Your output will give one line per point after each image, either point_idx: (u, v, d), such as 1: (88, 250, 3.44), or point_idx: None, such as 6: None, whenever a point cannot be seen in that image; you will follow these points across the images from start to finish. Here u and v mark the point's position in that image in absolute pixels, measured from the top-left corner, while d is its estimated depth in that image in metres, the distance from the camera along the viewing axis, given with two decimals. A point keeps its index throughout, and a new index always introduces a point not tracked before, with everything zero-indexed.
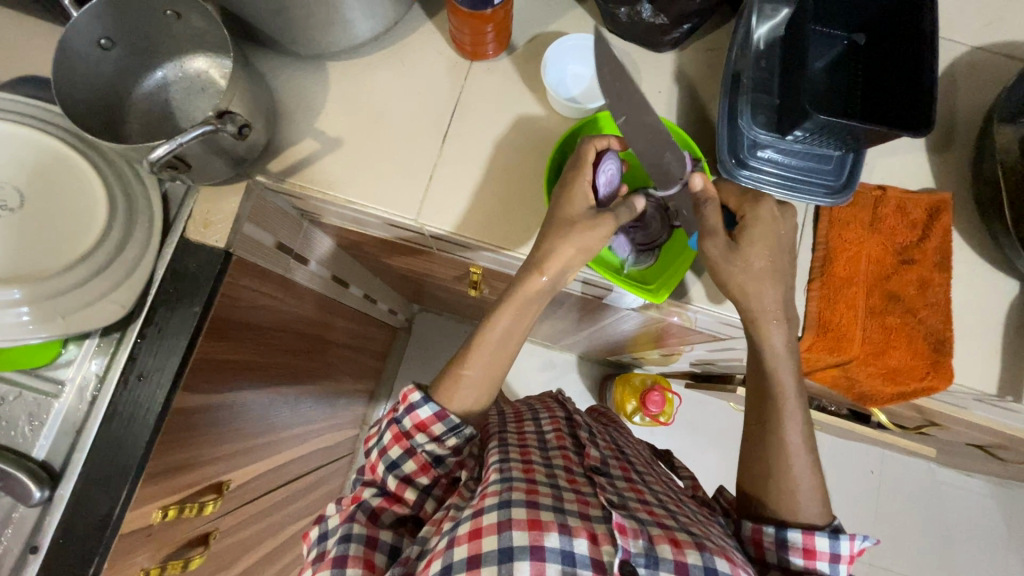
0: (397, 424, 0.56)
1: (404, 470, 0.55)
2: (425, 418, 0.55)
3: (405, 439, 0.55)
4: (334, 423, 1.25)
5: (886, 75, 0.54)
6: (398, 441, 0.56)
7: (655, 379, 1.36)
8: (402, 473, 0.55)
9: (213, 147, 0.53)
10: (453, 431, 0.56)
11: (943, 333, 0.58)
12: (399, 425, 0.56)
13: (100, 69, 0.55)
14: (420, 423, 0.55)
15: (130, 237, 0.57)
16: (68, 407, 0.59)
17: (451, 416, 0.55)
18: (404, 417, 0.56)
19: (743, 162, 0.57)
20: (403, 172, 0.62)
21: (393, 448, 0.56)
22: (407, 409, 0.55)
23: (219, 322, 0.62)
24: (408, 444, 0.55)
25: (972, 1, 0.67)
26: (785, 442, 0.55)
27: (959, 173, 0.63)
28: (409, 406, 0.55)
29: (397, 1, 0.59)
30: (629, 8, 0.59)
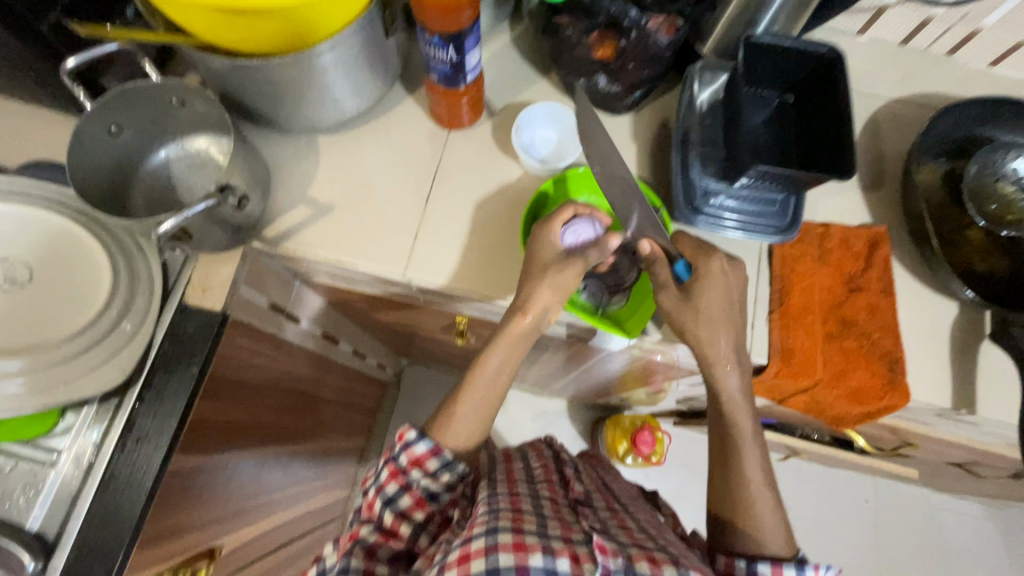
0: (393, 461, 0.58)
1: (399, 506, 0.57)
2: (421, 454, 0.58)
3: (401, 475, 0.58)
4: (324, 483, 1.23)
5: (814, 128, 0.61)
6: (395, 477, 0.58)
7: (644, 419, 1.37)
8: (398, 509, 0.57)
9: (214, 218, 0.57)
10: (447, 467, 0.59)
11: (895, 353, 0.63)
12: (395, 462, 0.59)
13: (109, 152, 0.60)
14: (416, 459, 0.58)
15: (131, 305, 0.60)
16: (64, 476, 0.59)
17: (445, 452, 0.58)
18: (400, 454, 0.58)
19: (698, 208, 0.63)
20: (391, 231, 0.67)
21: (389, 484, 0.58)
22: (404, 446, 0.58)
23: (215, 382, 0.65)
24: (404, 481, 0.58)
25: (885, 62, 0.77)
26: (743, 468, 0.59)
27: (892, 209, 0.71)
28: (406, 443, 0.58)
29: (380, 80, 0.66)
30: (587, 80, 0.68)
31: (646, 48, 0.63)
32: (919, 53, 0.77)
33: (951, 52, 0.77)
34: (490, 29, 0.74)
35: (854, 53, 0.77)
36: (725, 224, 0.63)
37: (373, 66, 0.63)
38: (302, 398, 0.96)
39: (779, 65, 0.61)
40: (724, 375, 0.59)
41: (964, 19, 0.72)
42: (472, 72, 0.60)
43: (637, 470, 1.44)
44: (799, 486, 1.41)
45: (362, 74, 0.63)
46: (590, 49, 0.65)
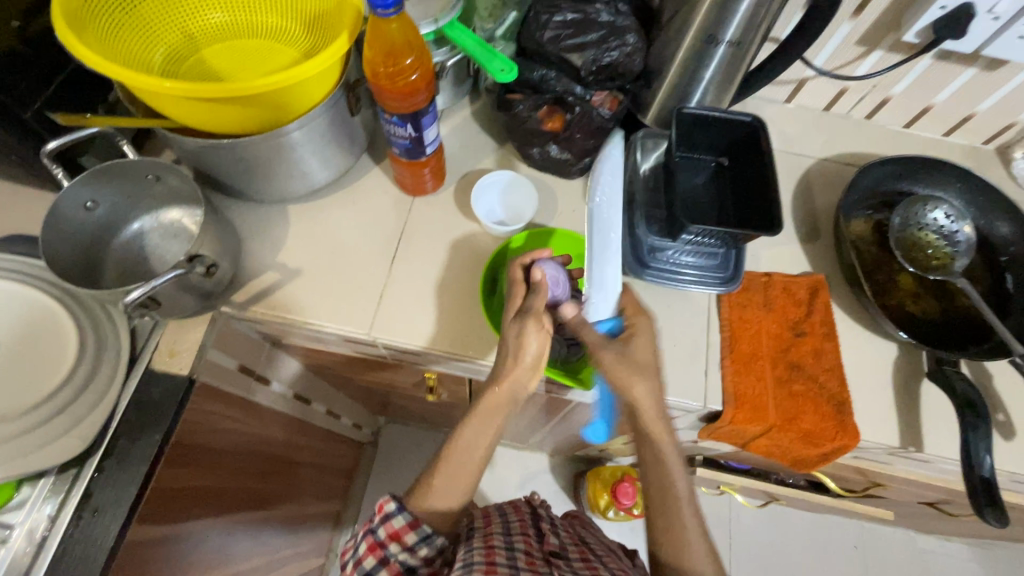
0: (372, 535, 0.59)
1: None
2: (399, 528, 0.59)
3: (379, 549, 0.59)
4: (297, 552, 1.18)
5: (745, 188, 0.67)
6: (373, 551, 0.59)
7: (625, 470, 1.36)
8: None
9: (183, 286, 0.60)
10: (425, 540, 0.60)
11: (841, 395, 0.67)
12: (374, 535, 0.59)
13: (84, 226, 0.63)
14: (394, 534, 0.59)
15: (96, 374, 0.61)
16: (14, 553, 0.57)
17: (423, 525, 0.60)
18: (378, 528, 0.59)
19: (645, 263, 0.68)
20: (358, 293, 0.70)
21: (368, 558, 0.59)
22: (383, 519, 0.60)
23: (180, 448, 0.65)
24: (382, 555, 0.58)
25: (812, 127, 0.85)
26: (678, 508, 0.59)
27: (828, 258, 0.76)
28: (384, 515, 0.60)
29: (347, 153, 0.71)
30: (540, 149, 0.74)
31: (591, 120, 0.70)
32: (842, 117, 0.86)
33: (869, 116, 0.86)
34: (451, 105, 0.81)
35: (783, 120, 0.86)
36: (672, 277, 0.68)
37: (341, 141, 0.68)
38: (274, 462, 0.95)
39: (710, 132, 0.68)
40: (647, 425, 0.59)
41: (875, 89, 0.81)
42: (432, 144, 0.66)
43: (621, 524, 1.41)
44: (785, 534, 1.39)
45: (330, 149, 0.68)
46: (540, 122, 0.71)
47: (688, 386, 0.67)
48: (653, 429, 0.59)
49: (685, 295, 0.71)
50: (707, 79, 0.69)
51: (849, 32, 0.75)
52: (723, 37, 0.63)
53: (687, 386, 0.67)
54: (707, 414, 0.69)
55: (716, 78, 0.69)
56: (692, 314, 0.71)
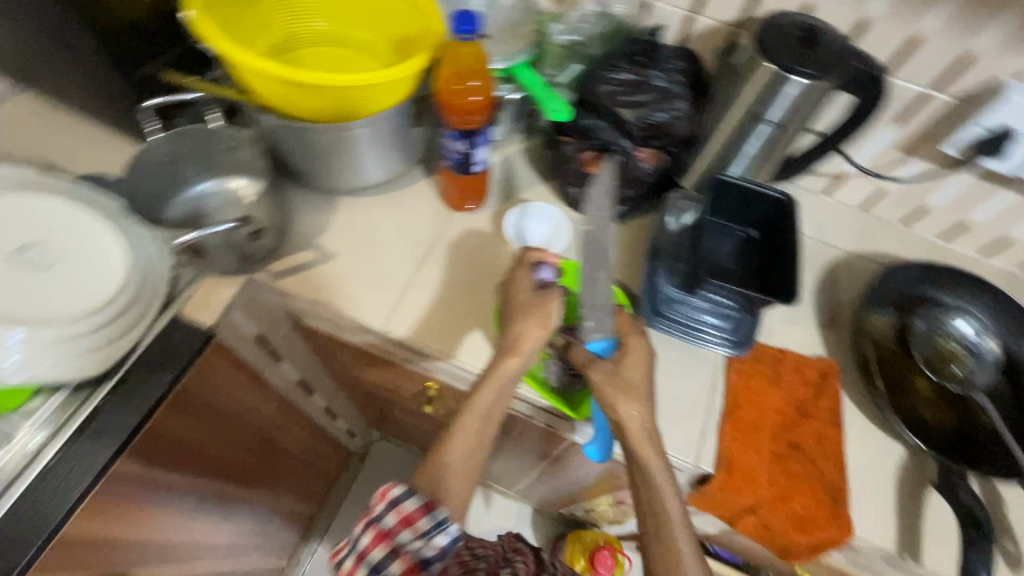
0: (377, 524, 0.55)
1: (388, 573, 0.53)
2: (411, 511, 0.55)
3: (389, 537, 0.54)
4: (261, 544, 1.16)
5: (768, 260, 0.69)
6: (379, 541, 0.54)
7: (606, 539, 1.30)
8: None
9: (229, 241, 0.66)
10: (440, 527, 0.55)
11: (840, 485, 0.64)
12: (380, 524, 0.55)
13: (158, 176, 0.70)
14: (404, 519, 0.55)
15: (132, 306, 0.63)
16: (9, 458, 0.59)
17: (438, 510, 0.56)
18: (386, 515, 0.55)
19: (659, 313, 0.69)
20: (382, 287, 0.73)
21: (375, 549, 0.54)
22: (390, 505, 0.56)
23: (184, 395, 0.68)
24: (392, 543, 0.54)
25: (845, 221, 0.87)
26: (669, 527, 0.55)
27: (844, 347, 0.76)
28: (390, 501, 0.56)
29: (402, 159, 0.77)
30: (578, 190, 0.79)
31: (631, 170, 0.74)
32: (877, 218, 0.88)
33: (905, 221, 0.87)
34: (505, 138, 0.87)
35: (817, 209, 0.88)
36: (682, 329, 0.69)
37: (399, 147, 0.74)
38: (263, 442, 0.96)
39: (741, 202, 0.71)
40: (631, 426, 0.57)
41: (913, 196, 0.83)
42: (481, 164, 0.70)
43: None
44: None
45: (386, 151, 0.73)
46: (583, 164, 0.75)
47: (680, 442, 0.66)
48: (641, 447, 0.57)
49: (692, 353, 0.72)
50: (746, 154, 0.73)
51: (891, 137, 0.78)
52: (766, 116, 0.67)
53: (680, 443, 0.67)
54: (698, 477, 0.67)
55: (754, 153, 0.73)
56: (696, 372, 0.71)
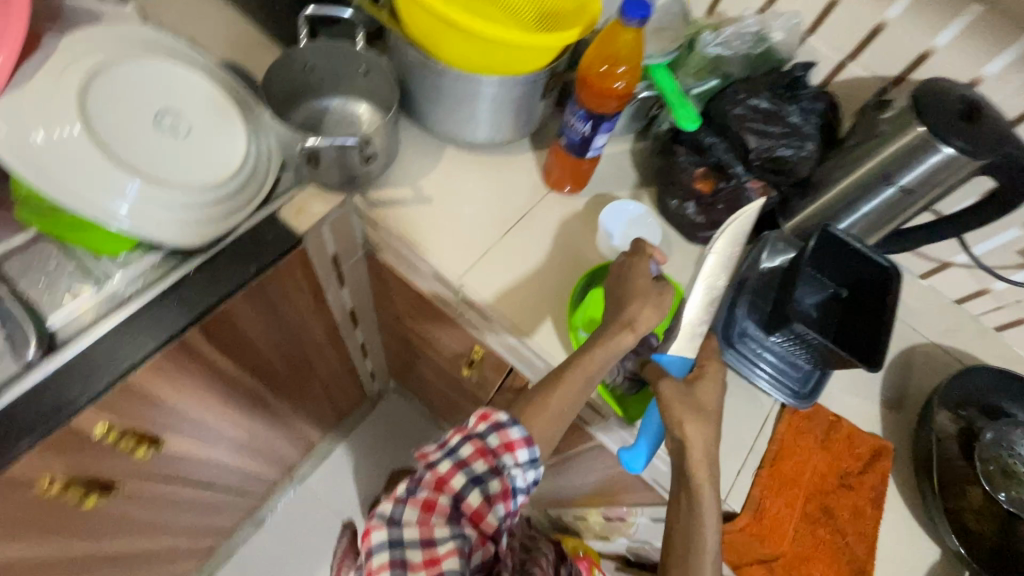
0: (480, 440, 0.52)
1: (485, 490, 0.51)
2: (516, 440, 0.53)
3: (491, 456, 0.52)
4: (270, 452, 1.20)
5: (855, 323, 0.68)
6: (484, 456, 0.52)
7: (587, 550, 1.30)
8: (484, 492, 0.51)
9: (341, 159, 0.68)
10: (531, 464, 0.54)
11: (864, 565, 0.63)
12: (483, 441, 0.52)
13: (293, 81, 0.73)
14: (508, 444, 0.53)
15: (240, 193, 0.67)
16: (100, 299, 0.64)
17: (535, 446, 0.54)
18: (491, 434, 0.53)
19: (730, 343, 0.69)
20: (466, 244, 0.75)
21: (475, 463, 0.51)
22: (498, 427, 0.53)
23: (260, 290, 0.71)
24: (494, 463, 0.52)
25: (935, 309, 0.84)
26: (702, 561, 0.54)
27: (902, 434, 0.73)
28: (497, 423, 0.53)
29: (516, 128, 0.78)
30: (678, 202, 0.77)
31: (738, 198, 0.73)
32: (970, 316, 0.84)
33: (1000, 328, 0.83)
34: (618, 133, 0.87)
35: (909, 290, 0.85)
36: (749, 366, 0.68)
37: (519, 114, 0.75)
38: (304, 357, 0.99)
39: (844, 260, 0.69)
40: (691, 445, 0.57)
41: (1017, 304, 0.79)
42: (595, 151, 0.71)
43: None
44: None
45: (506, 114, 0.74)
46: (693, 179, 0.75)
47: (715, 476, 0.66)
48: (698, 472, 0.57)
49: (748, 393, 0.71)
50: (862, 213, 0.71)
51: (1016, 238, 0.74)
52: (897, 180, 0.65)
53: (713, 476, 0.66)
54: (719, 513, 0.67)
55: (870, 216, 0.70)
56: (749, 413, 0.70)
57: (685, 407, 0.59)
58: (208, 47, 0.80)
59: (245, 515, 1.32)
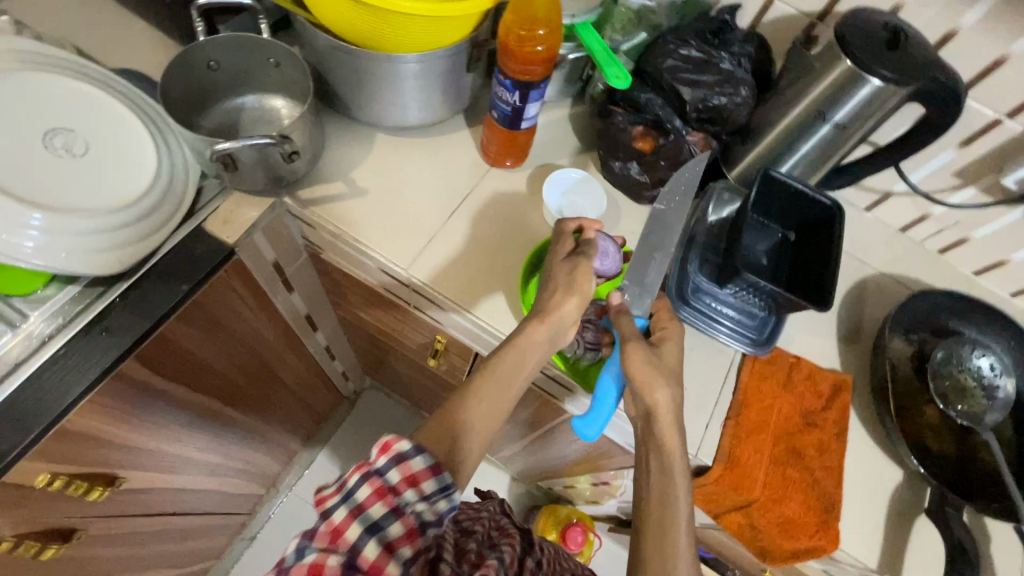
0: (378, 477, 0.44)
1: (386, 537, 0.43)
2: (420, 469, 0.46)
3: (390, 496, 0.44)
4: (246, 469, 1.17)
5: (805, 264, 0.68)
6: (382, 497, 0.43)
7: (580, 517, 1.33)
8: (383, 540, 0.42)
9: (262, 159, 0.63)
10: (443, 492, 0.47)
11: (835, 498, 0.64)
12: (381, 478, 0.44)
13: (198, 81, 0.68)
14: (411, 476, 0.45)
15: (157, 211, 0.62)
16: (15, 343, 0.58)
17: (445, 472, 0.47)
18: (389, 469, 0.45)
19: (686, 300, 0.68)
20: (408, 232, 0.72)
21: (372, 506, 0.43)
22: (396, 458, 0.45)
23: (196, 309, 0.67)
24: (395, 501, 0.44)
25: (881, 240, 0.85)
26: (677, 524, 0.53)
27: (860, 365, 0.75)
28: (397, 454, 0.45)
29: (447, 106, 0.75)
30: (621, 164, 0.76)
31: (679, 154, 0.72)
32: (914, 243, 0.86)
33: (943, 250, 0.85)
34: (555, 100, 0.84)
35: (856, 224, 0.86)
36: (706, 320, 0.68)
37: (447, 90, 0.72)
38: (263, 369, 0.95)
39: (788, 203, 0.69)
40: (656, 402, 0.56)
41: (957, 226, 0.81)
42: (529, 121, 0.68)
43: None
44: None
45: (434, 93, 0.71)
46: (632, 139, 0.73)
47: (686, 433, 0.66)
48: (666, 438, 0.56)
49: (709, 346, 0.71)
50: (801, 153, 0.70)
51: (951, 160, 0.76)
52: (832, 116, 0.65)
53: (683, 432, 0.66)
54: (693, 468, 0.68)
55: (810, 155, 0.70)
56: (711, 366, 0.70)
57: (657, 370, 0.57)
58: (100, 53, 0.73)
59: (232, 535, 1.29)
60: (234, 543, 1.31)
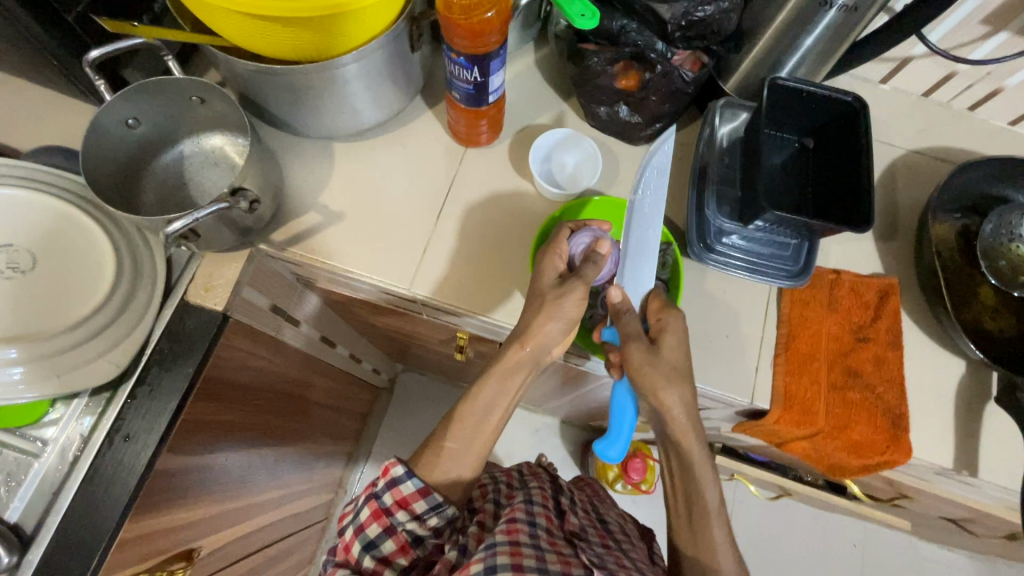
0: (376, 500, 0.56)
1: (382, 551, 0.54)
2: (407, 493, 0.55)
3: (384, 516, 0.55)
4: (311, 486, 1.19)
5: (831, 174, 0.62)
6: (377, 518, 0.55)
7: (635, 443, 1.30)
8: (380, 553, 0.54)
9: (224, 220, 0.57)
10: (435, 510, 0.56)
11: (899, 409, 0.63)
12: (378, 501, 0.56)
13: (125, 145, 0.60)
14: (402, 499, 0.55)
15: (132, 301, 0.59)
16: (48, 468, 0.58)
17: (434, 493, 0.56)
18: (384, 493, 0.56)
19: (710, 247, 0.64)
20: (400, 245, 0.66)
21: (371, 525, 0.55)
22: (389, 483, 0.56)
23: (210, 383, 0.63)
24: (387, 522, 0.55)
25: (904, 112, 0.77)
26: (704, 497, 0.58)
27: (904, 261, 0.70)
28: (391, 480, 0.56)
29: (401, 94, 0.66)
30: (608, 108, 0.68)
31: (671, 82, 0.63)
32: (941, 106, 0.77)
33: (974, 106, 0.77)
34: (515, 49, 0.75)
35: (876, 101, 0.77)
36: (735, 263, 0.64)
37: (396, 78, 0.63)
38: (293, 400, 0.93)
39: (804, 109, 0.62)
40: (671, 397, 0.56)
41: (988, 77, 0.72)
42: (495, 93, 0.60)
43: (627, 496, 1.38)
44: (791, 528, 1.35)
45: (382, 87, 0.62)
46: (614, 79, 0.65)
47: (737, 383, 0.64)
48: (677, 433, 0.58)
49: (740, 285, 0.67)
50: (805, 48, 0.62)
51: (974, 9, 0.66)
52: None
53: (734, 380, 0.64)
54: (750, 410, 0.66)
55: (817, 48, 0.61)
56: (747, 305, 0.66)
57: (659, 372, 0.56)
58: (12, 138, 0.66)
59: (317, 542, 1.34)
60: (322, 548, 1.37)
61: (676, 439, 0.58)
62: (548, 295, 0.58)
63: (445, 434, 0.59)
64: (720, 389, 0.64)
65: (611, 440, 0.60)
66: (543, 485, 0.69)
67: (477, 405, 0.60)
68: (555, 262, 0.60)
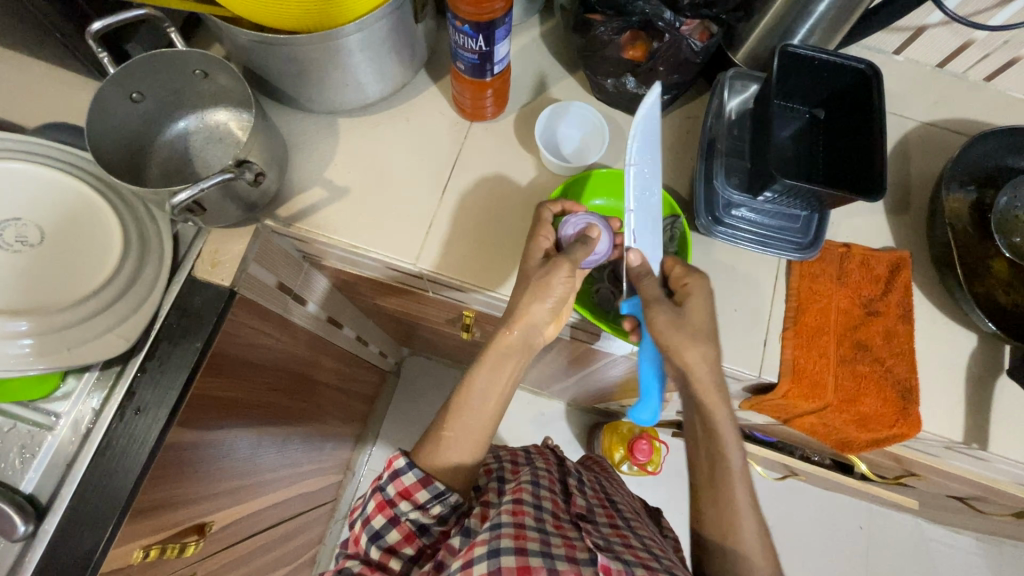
0: (381, 492, 0.57)
1: (387, 540, 0.55)
2: (409, 485, 0.56)
3: (389, 508, 0.56)
4: (320, 466, 1.20)
5: (843, 145, 0.61)
6: (382, 510, 0.56)
7: (643, 425, 1.30)
8: (385, 543, 0.55)
9: (228, 193, 0.56)
10: (438, 498, 0.56)
11: (909, 382, 0.62)
12: (383, 493, 0.57)
13: (129, 120, 0.60)
14: (404, 491, 0.56)
15: (139, 277, 0.60)
16: (60, 441, 0.59)
17: (435, 483, 0.56)
18: (388, 485, 0.57)
19: (719, 220, 0.63)
20: (406, 221, 0.66)
21: (377, 517, 0.56)
22: (392, 475, 0.57)
23: (219, 358, 0.63)
24: (391, 513, 0.56)
25: (919, 83, 0.75)
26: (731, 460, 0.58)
27: (916, 234, 0.69)
28: (394, 472, 0.57)
29: (405, 66, 0.65)
30: (615, 80, 0.67)
31: (678, 53, 0.62)
32: (956, 77, 0.76)
33: (989, 78, 0.75)
34: (521, 22, 0.74)
35: (889, 74, 0.76)
36: (745, 237, 0.63)
37: (400, 51, 0.62)
38: (302, 380, 0.93)
39: (815, 78, 0.61)
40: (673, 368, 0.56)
41: (1005, 46, 0.71)
42: (500, 64, 0.60)
43: (633, 478, 1.38)
44: (797, 510, 1.35)
45: (387, 60, 0.62)
46: (621, 49, 0.63)
47: (744, 356, 0.64)
48: (704, 396, 0.58)
49: (748, 259, 0.66)
50: (818, 15, 0.60)
51: None
52: None
53: (742, 354, 0.64)
54: (758, 385, 0.66)
55: (829, 14, 0.60)
56: (755, 280, 0.66)
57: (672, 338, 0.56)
58: (18, 114, 0.66)
59: (326, 523, 1.35)
60: (331, 528, 1.39)
61: (713, 401, 0.58)
62: (539, 268, 0.58)
63: (455, 411, 0.59)
64: (728, 362, 0.63)
65: (641, 406, 0.59)
66: (549, 466, 0.69)
67: (481, 380, 0.60)
68: (545, 241, 0.60)
